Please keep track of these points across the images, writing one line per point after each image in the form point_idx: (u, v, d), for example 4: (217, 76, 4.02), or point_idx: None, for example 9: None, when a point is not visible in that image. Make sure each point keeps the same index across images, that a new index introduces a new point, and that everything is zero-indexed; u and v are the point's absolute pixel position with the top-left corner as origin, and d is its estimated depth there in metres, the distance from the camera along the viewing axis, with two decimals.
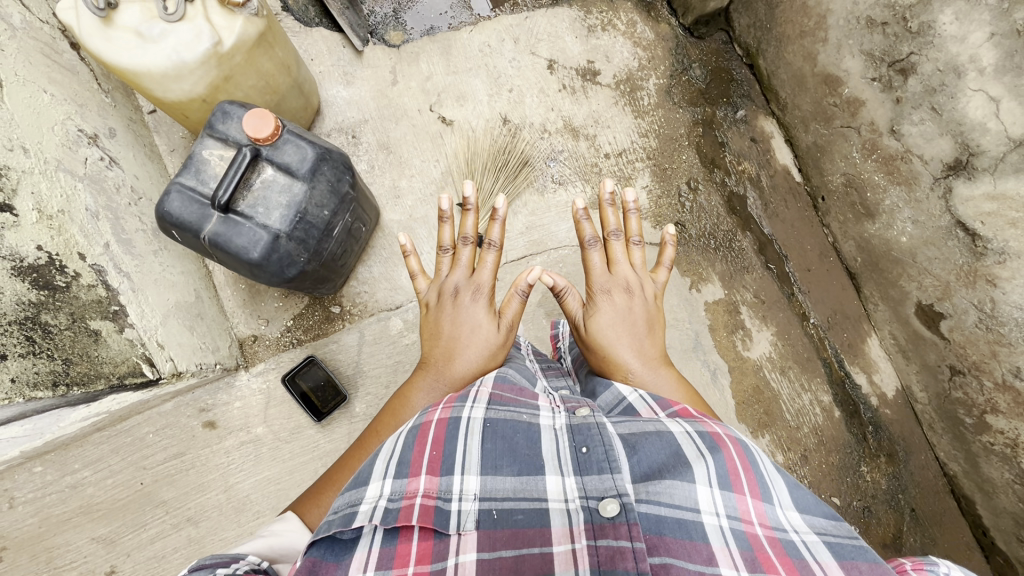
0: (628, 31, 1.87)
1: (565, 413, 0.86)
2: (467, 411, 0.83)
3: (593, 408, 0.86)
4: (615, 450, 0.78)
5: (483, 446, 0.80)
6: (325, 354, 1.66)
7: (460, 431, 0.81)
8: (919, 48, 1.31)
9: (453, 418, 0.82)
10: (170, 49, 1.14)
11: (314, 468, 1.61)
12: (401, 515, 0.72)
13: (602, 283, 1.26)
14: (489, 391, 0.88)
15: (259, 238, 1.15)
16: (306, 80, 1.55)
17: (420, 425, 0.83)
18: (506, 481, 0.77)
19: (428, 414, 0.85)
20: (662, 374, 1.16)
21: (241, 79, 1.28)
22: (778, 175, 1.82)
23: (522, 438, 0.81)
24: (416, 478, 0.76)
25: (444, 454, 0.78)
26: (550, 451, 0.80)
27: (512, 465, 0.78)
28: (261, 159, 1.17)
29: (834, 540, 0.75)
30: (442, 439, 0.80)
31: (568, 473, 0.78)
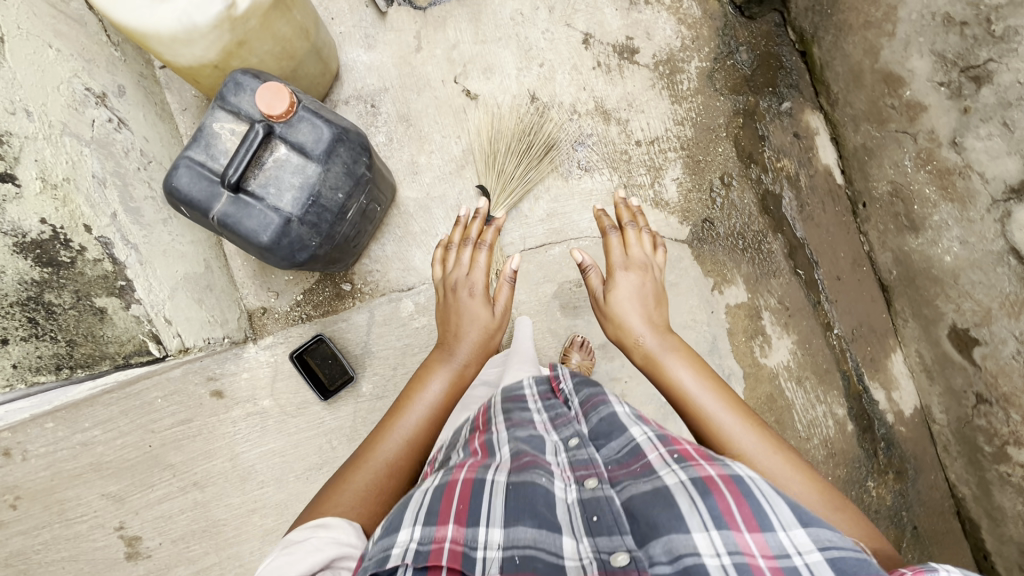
0: (673, 6, 1.72)
1: (576, 485, 0.82)
2: (491, 474, 0.81)
3: (602, 477, 0.83)
4: (623, 517, 0.76)
5: (506, 504, 0.77)
6: (334, 332, 1.64)
7: (484, 490, 0.78)
8: (999, 55, 1.18)
9: (477, 478, 0.80)
10: (181, 10, 1.04)
11: (318, 443, 1.62)
12: (432, 557, 0.71)
13: (621, 266, 1.21)
14: (513, 452, 0.85)
15: (269, 221, 1.10)
16: (324, 45, 1.45)
17: (444, 484, 0.81)
18: (527, 531, 0.75)
19: (453, 472, 0.83)
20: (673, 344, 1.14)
21: (256, 44, 1.19)
22: (818, 175, 1.71)
23: (542, 503, 0.77)
24: (445, 526, 0.75)
25: (470, 509, 0.77)
26: (563, 516, 0.78)
27: (531, 520, 0.75)
28: (273, 137, 1.10)
29: (838, 554, 0.70)
30: (468, 494, 0.78)
31: (579, 536, 0.76)
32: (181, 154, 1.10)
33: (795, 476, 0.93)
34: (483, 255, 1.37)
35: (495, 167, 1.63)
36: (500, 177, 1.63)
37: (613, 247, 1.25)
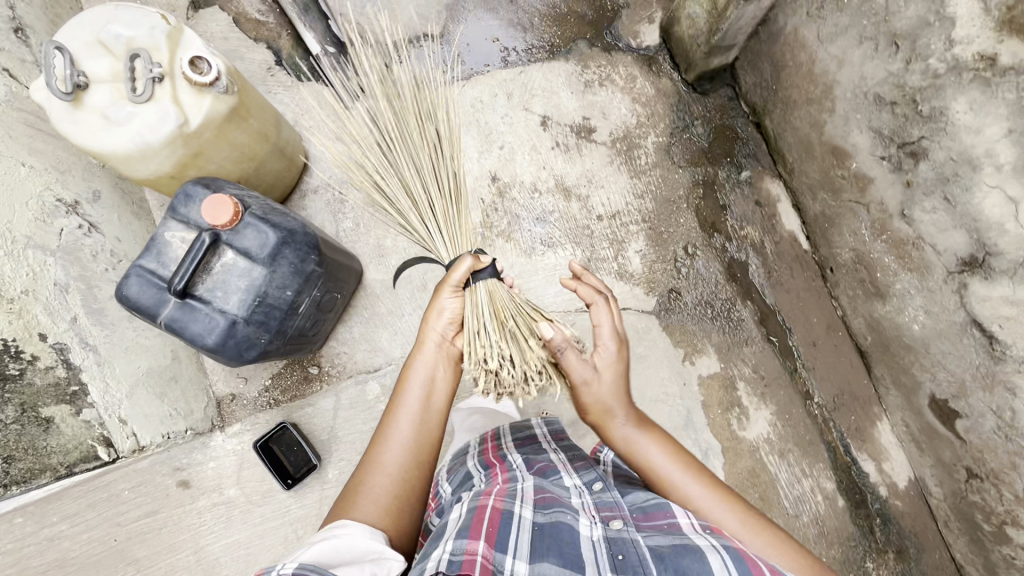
0: (627, 87, 1.77)
1: (601, 524, 0.95)
2: (519, 509, 0.93)
3: (626, 522, 0.96)
4: (649, 562, 0.86)
5: (532, 541, 0.88)
6: (301, 417, 1.63)
7: (514, 522, 0.90)
8: (930, 134, 1.14)
9: (505, 509, 0.93)
10: (135, 132, 1.13)
11: (284, 533, 1.57)
12: (464, 565, 0.80)
13: (598, 292, 1.14)
14: (534, 496, 0.98)
15: (215, 324, 1.13)
16: (287, 142, 1.53)
17: (476, 512, 0.92)
18: (553, 568, 0.84)
19: (479, 499, 0.96)
20: (647, 431, 1.12)
21: (213, 152, 1.26)
22: (783, 241, 1.70)
23: (568, 539, 0.90)
24: (475, 542, 0.84)
25: (499, 532, 0.88)
26: (588, 553, 0.88)
27: (558, 557, 0.86)
28: (219, 243, 1.13)
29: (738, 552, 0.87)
30: (497, 521, 0.89)
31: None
32: (133, 263, 1.14)
33: (626, 415, 1.12)
34: (448, 289, 1.12)
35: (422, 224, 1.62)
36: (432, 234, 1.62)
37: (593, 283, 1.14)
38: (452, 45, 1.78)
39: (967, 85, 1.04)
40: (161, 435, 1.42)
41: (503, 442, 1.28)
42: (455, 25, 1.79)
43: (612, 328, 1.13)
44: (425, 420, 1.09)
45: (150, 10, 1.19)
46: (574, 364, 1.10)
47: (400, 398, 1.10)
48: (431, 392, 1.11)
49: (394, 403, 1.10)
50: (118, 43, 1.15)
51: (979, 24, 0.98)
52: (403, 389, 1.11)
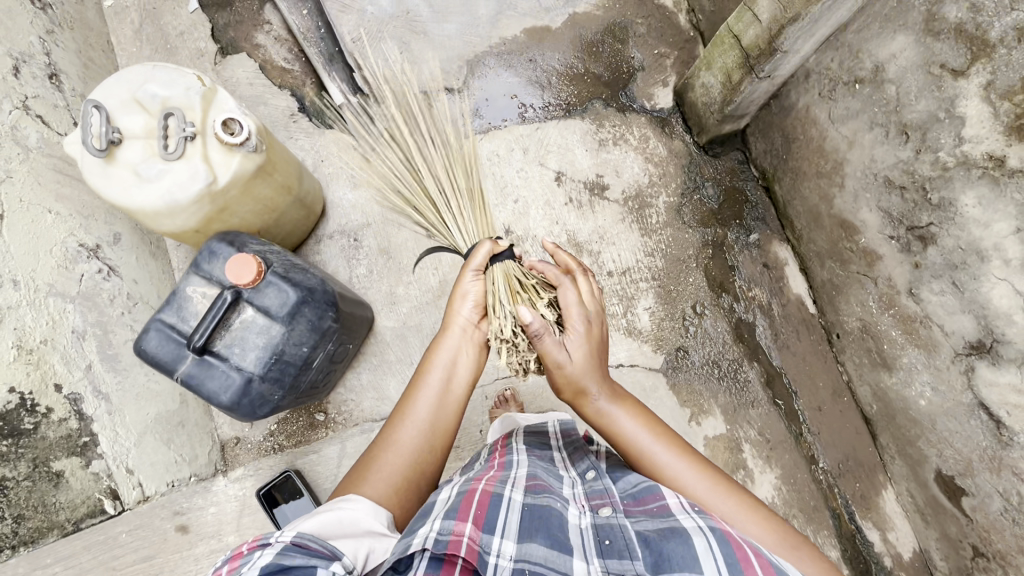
0: (640, 146, 1.81)
1: (590, 512, 0.95)
2: (509, 492, 0.93)
3: (615, 508, 0.95)
4: (635, 543, 0.86)
5: (520, 522, 0.88)
6: (304, 464, 1.62)
7: (503, 504, 0.90)
8: (939, 220, 1.18)
9: (496, 493, 0.92)
10: (165, 189, 1.15)
11: None
12: (451, 545, 0.80)
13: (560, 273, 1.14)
14: (526, 482, 0.98)
15: (231, 381, 1.14)
16: (308, 192, 1.56)
17: (465, 494, 0.92)
18: (540, 549, 0.83)
19: (471, 485, 0.95)
20: (625, 406, 1.14)
21: (237, 207, 1.28)
22: (790, 304, 1.72)
23: (556, 520, 0.89)
24: (463, 523, 0.84)
25: (488, 515, 0.87)
26: (576, 539, 0.88)
27: (544, 538, 0.85)
28: (240, 300, 1.15)
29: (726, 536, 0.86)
30: (486, 503, 0.89)
31: (591, 557, 0.85)
32: (153, 316, 1.15)
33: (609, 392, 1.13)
34: (470, 272, 1.15)
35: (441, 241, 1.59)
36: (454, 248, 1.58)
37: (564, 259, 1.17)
38: (471, 99, 1.83)
39: (976, 181, 1.07)
40: (164, 481, 1.40)
41: (512, 433, 1.28)
42: (474, 80, 1.84)
43: (580, 300, 1.12)
44: (442, 405, 1.10)
45: (187, 70, 1.22)
46: (550, 344, 1.08)
47: (419, 380, 1.11)
48: (452, 378, 1.12)
49: (413, 385, 1.12)
50: (154, 101, 1.18)
51: (988, 126, 1.02)
52: (423, 372, 1.12)
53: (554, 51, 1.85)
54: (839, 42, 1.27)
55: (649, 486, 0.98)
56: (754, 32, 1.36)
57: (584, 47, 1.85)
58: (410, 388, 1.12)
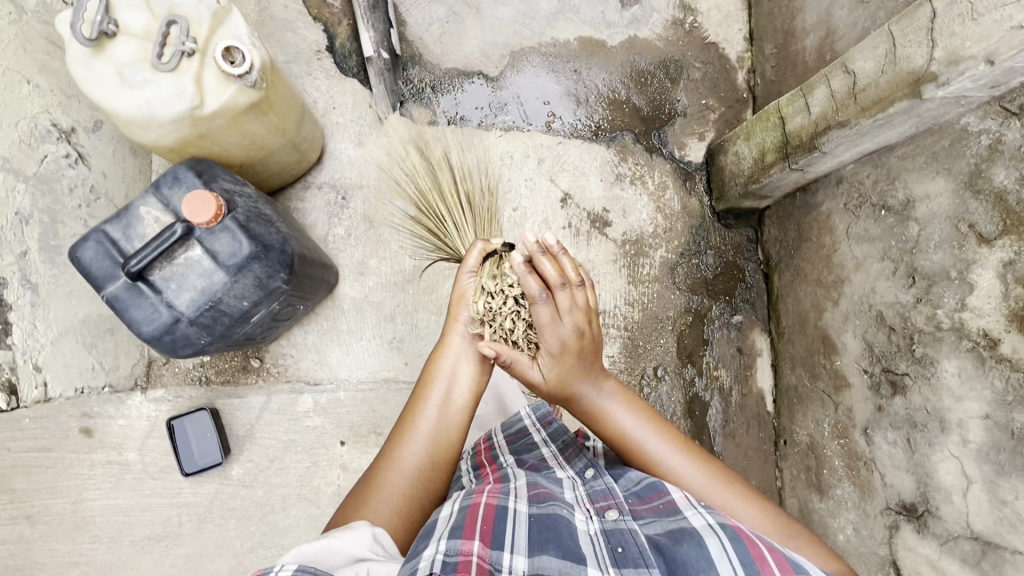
0: (655, 193, 1.74)
1: (597, 517, 0.95)
2: (513, 503, 0.91)
3: (621, 511, 0.96)
4: (648, 551, 0.86)
5: (529, 534, 0.86)
6: (224, 405, 1.58)
7: (508, 516, 0.88)
8: (915, 374, 1.13)
9: (500, 505, 0.91)
10: (145, 99, 1.08)
11: (167, 514, 1.53)
12: (462, 566, 0.77)
13: (534, 292, 1.00)
14: (528, 490, 0.96)
15: (158, 316, 1.09)
16: (304, 138, 1.49)
17: (467, 509, 0.90)
18: (553, 560, 0.82)
19: (473, 498, 0.93)
20: (622, 401, 1.10)
21: (220, 137, 1.21)
22: (750, 396, 1.68)
23: (565, 531, 0.88)
24: (471, 542, 0.81)
25: (495, 530, 0.85)
26: (588, 548, 0.87)
27: (556, 549, 0.84)
28: (189, 237, 1.09)
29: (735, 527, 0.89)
30: (492, 517, 0.87)
31: (606, 567, 0.84)
32: (97, 225, 1.09)
33: (591, 390, 1.08)
34: (466, 274, 1.12)
35: (424, 218, 1.51)
36: (438, 233, 1.49)
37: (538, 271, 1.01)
38: (504, 92, 1.75)
39: (963, 352, 1.03)
40: (74, 385, 1.35)
41: (493, 438, 1.26)
42: (512, 74, 1.75)
43: (553, 319, 1.02)
44: (443, 420, 1.08)
45: None
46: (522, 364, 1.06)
47: (421, 397, 1.10)
48: (453, 391, 1.10)
49: (415, 400, 1.10)
50: (160, 3, 1.10)
51: (993, 304, 0.97)
52: (426, 386, 1.10)
53: (602, 69, 1.77)
54: (880, 160, 1.20)
55: (654, 485, 1.00)
56: (800, 121, 1.29)
57: (633, 74, 1.77)
58: (411, 403, 1.11)
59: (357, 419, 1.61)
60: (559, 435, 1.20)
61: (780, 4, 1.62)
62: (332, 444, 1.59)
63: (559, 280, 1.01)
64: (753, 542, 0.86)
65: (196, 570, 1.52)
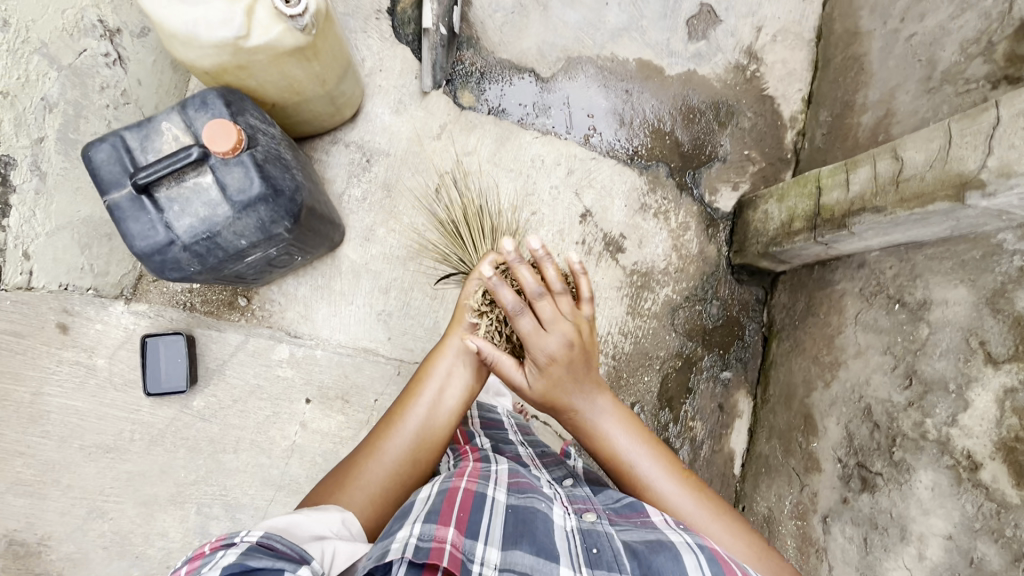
0: (676, 232, 1.71)
1: (575, 517, 0.94)
2: (492, 492, 0.90)
3: (599, 516, 0.95)
4: (622, 558, 0.85)
5: (505, 525, 0.85)
6: (202, 335, 1.57)
7: (485, 506, 0.87)
8: (887, 476, 1.11)
9: (478, 493, 0.89)
10: (192, 18, 1.06)
11: (120, 427, 1.53)
12: (433, 552, 0.75)
13: (512, 301, 0.98)
14: (507, 481, 0.95)
15: (154, 234, 1.08)
16: (343, 94, 1.49)
17: (445, 491, 0.88)
18: (525, 557, 0.80)
19: (452, 482, 0.91)
20: (614, 416, 1.09)
21: (259, 72, 1.20)
22: (720, 455, 1.65)
23: (541, 526, 0.86)
24: (445, 528, 0.79)
25: (471, 518, 0.83)
26: (562, 544, 0.85)
27: (530, 544, 0.82)
28: (203, 162, 1.08)
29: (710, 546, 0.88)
30: (469, 505, 0.85)
31: (579, 567, 0.83)
32: (116, 130, 1.08)
33: (582, 403, 1.08)
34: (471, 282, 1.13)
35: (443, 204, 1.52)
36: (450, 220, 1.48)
37: (521, 277, 0.98)
38: (551, 95, 1.73)
39: (942, 467, 1.00)
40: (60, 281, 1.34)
41: (468, 418, 1.28)
42: (564, 79, 1.73)
43: (537, 325, 1.01)
44: (432, 418, 1.09)
45: None
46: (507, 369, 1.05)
47: (414, 394, 1.11)
48: (445, 392, 1.11)
49: (407, 397, 1.11)
50: None
51: (984, 427, 0.94)
52: (420, 385, 1.12)
53: (653, 96, 1.74)
54: (905, 254, 1.16)
55: (632, 503, 1.00)
56: (837, 195, 1.26)
57: (683, 109, 1.74)
58: (402, 398, 1.12)
59: (327, 381, 1.59)
60: (537, 444, 1.27)
61: (845, 74, 1.58)
62: (297, 399, 1.58)
63: (536, 288, 0.98)
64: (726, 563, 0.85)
65: (136, 489, 1.52)
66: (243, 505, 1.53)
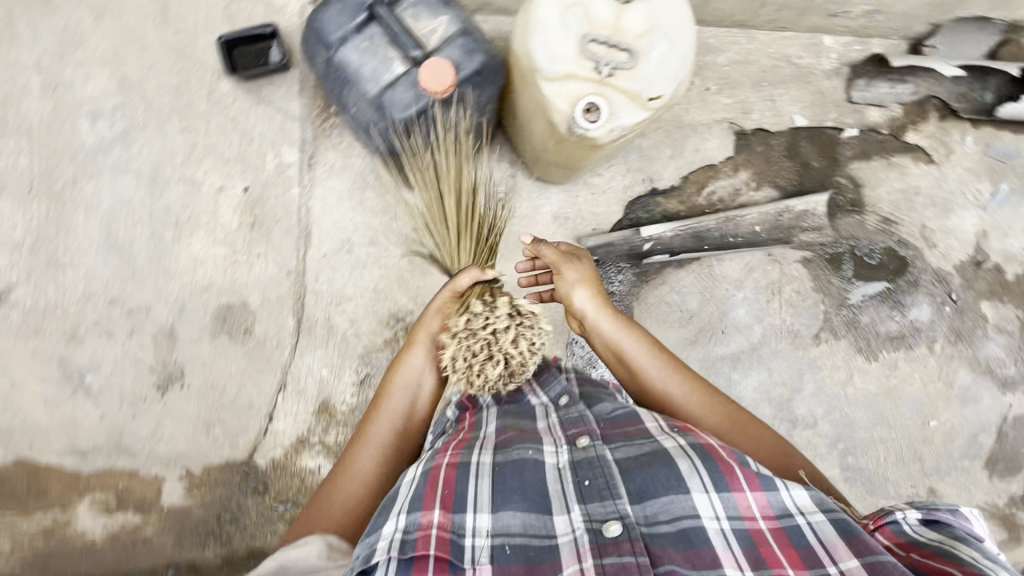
0: None
1: (567, 446, 0.93)
2: (477, 457, 0.91)
3: (592, 437, 0.94)
4: (615, 478, 0.87)
5: (492, 488, 0.86)
6: (290, 74, 1.60)
7: (471, 476, 0.88)
8: None
9: (463, 463, 0.89)
10: (549, 25, 1.09)
11: (189, 20, 1.59)
12: (421, 542, 0.79)
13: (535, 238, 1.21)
14: (495, 437, 0.96)
15: (335, 28, 1.18)
16: (542, 169, 1.53)
17: (427, 471, 0.88)
18: (514, 518, 0.83)
19: (436, 457, 0.91)
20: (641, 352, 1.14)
21: (524, 93, 1.20)
22: None
23: (529, 473, 0.89)
24: (430, 513, 0.82)
25: (455, 492, 0.85)
26: (553, 487, 0.88)
27: (519, 503, 0.85)
28: (409, 61, 1.17)
29: (707, 462, 0.87)
30: (454, 479, 0.87)
31: (570, 505, 0.85)
32: None
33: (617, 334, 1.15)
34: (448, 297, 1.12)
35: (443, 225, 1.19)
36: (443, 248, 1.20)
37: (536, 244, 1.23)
38: None
39: None
40: None
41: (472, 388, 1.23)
42: None
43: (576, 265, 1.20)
44: (407, 422, 1.10)
45: (677, 87, 1.13)
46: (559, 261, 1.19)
47: (377, 406, 1.11)
48: (416, 397, 1.12)
49: (373, 411, 1.11)
50: (649, 43, 1.10)
51: None
52: (383, 398, 1.11)
53: None
54: None
55: (629, 413, 0.99)
56: None
57: None
58: (371, 411, 1.11)
59: (268, 201, 1.60)
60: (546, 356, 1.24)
61: None
62: (245, 177, 1.60)
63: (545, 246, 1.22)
64: (727, 473, 0.85)
65: (134, 45, 1.59)
66: (130, 146, 1.58)
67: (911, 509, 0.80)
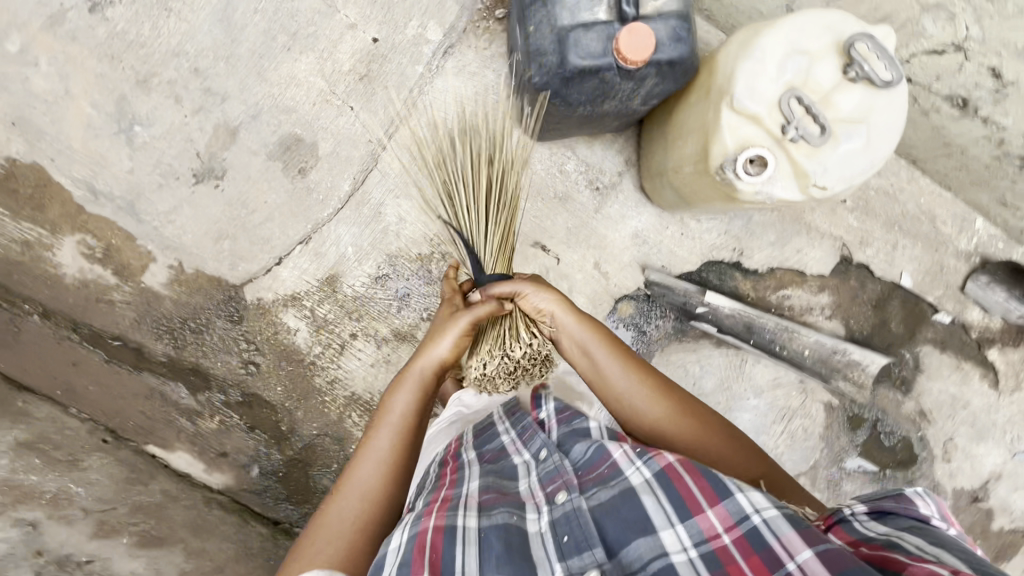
0: None
1: (547, 505, 0.89)
2: (463, 520, 0.86)
3: (569, 487, 0.90)
4: (591, 527, 0.84)
5: (480, 555, 0.81)
6: None
7: (458, 542, 0.82)
8: None
9: (449, 527, 0.84)
10: (764, 58, 1.00)
11: None
12: None
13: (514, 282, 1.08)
14: (477, 500, 0.91)
15: None
16: (653, 185, 1.44)
17: (415, 535, 0.83)
18: None
19: (421, 521, 0.86)
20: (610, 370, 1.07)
21: (695, 111, 1.12)
22: (170, 434, 1.54)
23: (512, 538, 0.84)
24: None
25: (444, 559, 0.80)
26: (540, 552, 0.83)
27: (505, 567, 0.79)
28: (615, 12, 1.03)
29: (669, 485, 0.85)
30: (439, 546, 0.81)
31: (555, 562, 0.81)
32: None
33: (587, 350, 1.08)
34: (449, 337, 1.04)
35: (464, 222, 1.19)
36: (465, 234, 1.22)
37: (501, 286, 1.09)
38: None
39: None
40: None
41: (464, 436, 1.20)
42: None
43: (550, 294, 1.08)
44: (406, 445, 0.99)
45: (846, 184, 1.05)
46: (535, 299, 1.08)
47: (375, 432, 0.99)
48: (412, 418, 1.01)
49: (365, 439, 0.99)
50: (847, 128, 1.01)
51: None
52: (376, 426, 0.99)
53: None
54: None
55: (597, 448, 0.95)
56: None
57: None
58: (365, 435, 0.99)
59: (389, 65, 1.52)
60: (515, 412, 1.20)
61: None
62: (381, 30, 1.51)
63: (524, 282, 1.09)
64: (690, 494, 0.83)
65: None
66: None
67: (857, 505, 0.81)
